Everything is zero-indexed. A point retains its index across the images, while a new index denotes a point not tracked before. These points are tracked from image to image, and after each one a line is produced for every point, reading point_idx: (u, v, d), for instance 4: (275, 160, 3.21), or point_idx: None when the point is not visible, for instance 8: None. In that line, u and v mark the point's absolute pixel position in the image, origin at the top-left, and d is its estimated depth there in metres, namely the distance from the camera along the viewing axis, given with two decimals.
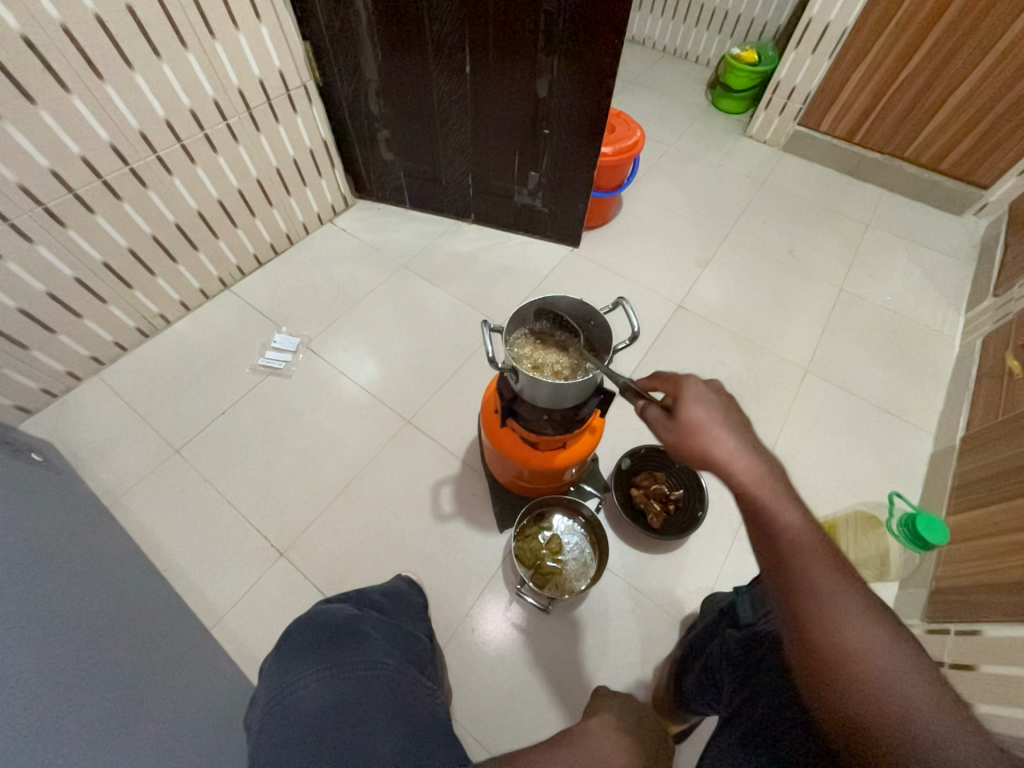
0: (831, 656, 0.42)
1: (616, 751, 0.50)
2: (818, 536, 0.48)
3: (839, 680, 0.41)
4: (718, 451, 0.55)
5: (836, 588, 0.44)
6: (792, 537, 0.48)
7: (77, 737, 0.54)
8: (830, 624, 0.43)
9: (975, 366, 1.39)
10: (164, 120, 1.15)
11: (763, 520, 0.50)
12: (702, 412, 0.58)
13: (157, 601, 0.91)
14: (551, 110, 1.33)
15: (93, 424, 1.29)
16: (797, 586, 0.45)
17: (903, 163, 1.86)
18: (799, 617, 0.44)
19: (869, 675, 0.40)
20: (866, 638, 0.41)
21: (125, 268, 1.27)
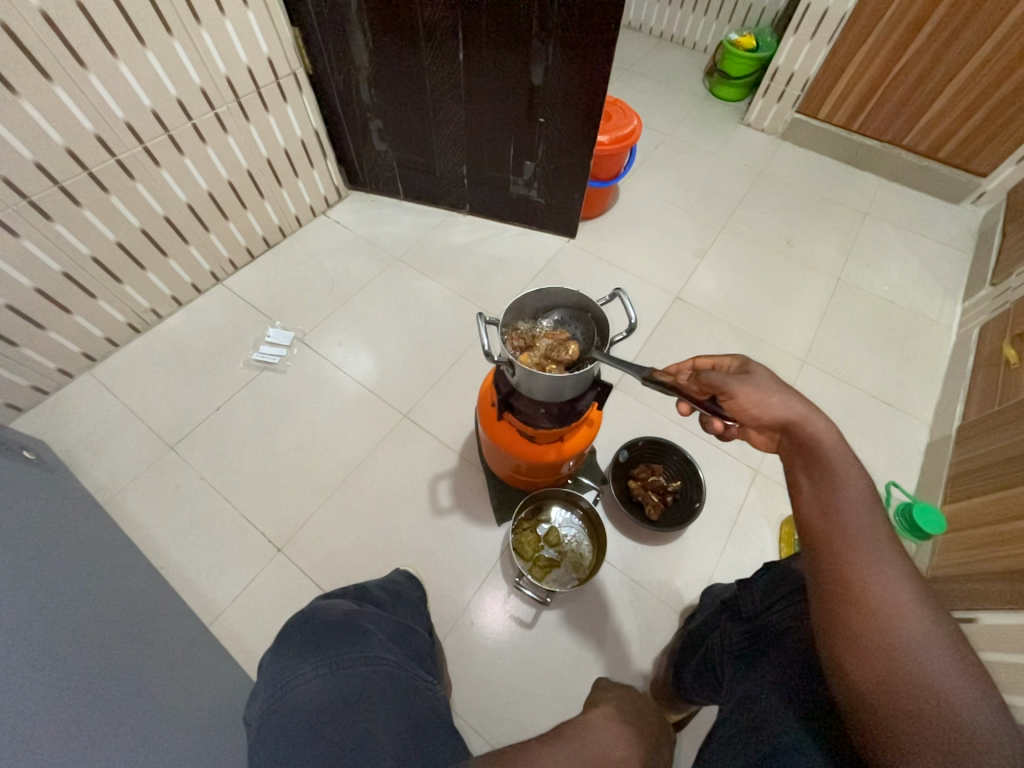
0: (867, 613, 0.43)
1: (617, 742, 0.50)
2: (874, 505, 0.48)
3: (872, 635, 0.42)
4: (782, 415, 0.55)
5: (887, 554, 0.45)
6: (851, 500, 0.48)
7: (75, 736, 0.54)
8: (874, 583, 0.44)
9: (971, 356, 1.39)
10: (150, 111, 1.13)
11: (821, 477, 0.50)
12: (771, 381, 0.58)
13: (154, 598, 0.90)
14: (545, 98, 1.31)
15: (86, 421, 1.28)
16: (849, 545, 0.46)
17: (901, 151, 1.85)
18: (843, 574, 0.45)
19: (903, 636, 0.41)
20: (905, 603, 0.43)
21: (114, 262, 1.25)
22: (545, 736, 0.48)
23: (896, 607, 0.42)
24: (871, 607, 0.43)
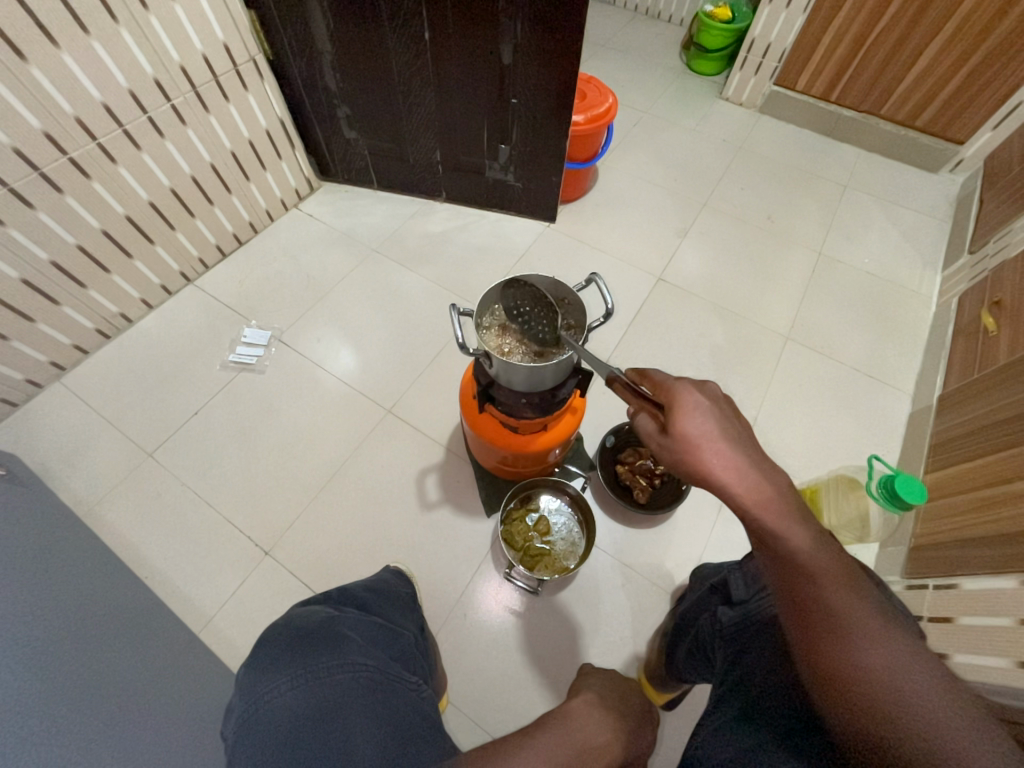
0: (841, 690, 0.41)
1: (598, 731, 0.49)
2: (829, 559, 0.45)
3: (852, 716, 0.40)
4: (715, 465, 0.50)
5: (849, 612, 0.43)
6: (800, 564, 0.45)
7: (53, 757, 0.52)
8: (842, 656, 0.42)
9: (951, 325, 1.40)
10: (101, 104, 1.07)
11: (771, 544, 0.47)
12: (699, 424, 0.53)
13: (141, 607, 0.89)
14: (516, 78, 1.27)
15: (59, 433, 1.24)
16: (815, 615, 0.44)
17: (879, 121, 1.84)
18: (809, 649, 0.44)
19: (885, 710, 0.39)
20: (880, 667, 0.40)
21: (76, 267, 1.20)
22: (526, 728, 0.47)
23: (873, 677, 0.40)
24: (843, 683, 0.41)
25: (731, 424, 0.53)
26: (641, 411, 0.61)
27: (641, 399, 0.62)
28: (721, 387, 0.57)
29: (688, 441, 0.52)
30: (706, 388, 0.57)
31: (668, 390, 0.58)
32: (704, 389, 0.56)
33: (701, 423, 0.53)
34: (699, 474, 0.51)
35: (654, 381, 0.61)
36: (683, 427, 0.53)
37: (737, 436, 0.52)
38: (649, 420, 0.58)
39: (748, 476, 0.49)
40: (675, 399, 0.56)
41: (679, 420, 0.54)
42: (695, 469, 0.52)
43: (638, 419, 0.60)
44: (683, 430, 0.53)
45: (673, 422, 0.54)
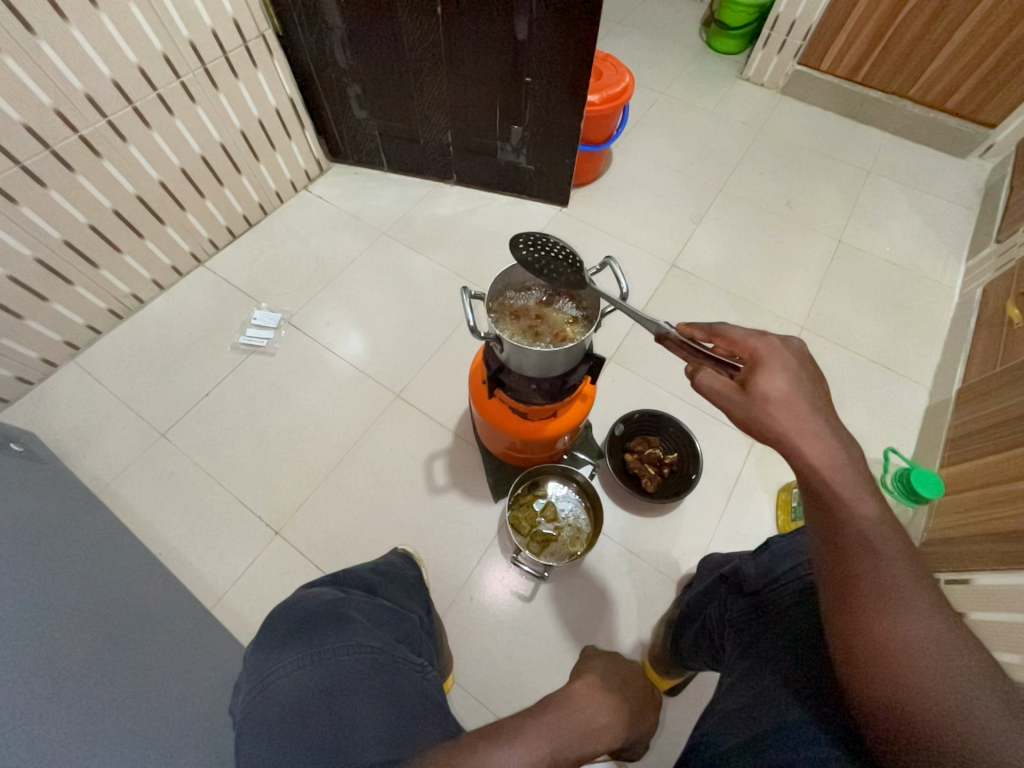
0: (873, 657, 0.41)
1: (595, 721, 0.47)
2: (893, 533, 0.44)
3: (873, 674, 0.41)
4: (789, 428, 0.51)
5: (902, 585, 0.42)
6: (860, 529, 0.45)
7: (68, 725, 0.54)
8: (886, 626, 0.41)
9: (974, 316, 1.36)
10: (111, 81, 1.06)
11: (831, 506, 0.47)
12: (780, 386, 0.54)
13: (154, 583, 0.91)
14: (530, 55, 1.23)
15: (74, 411, 1.26)
16: (860, 577, 0.43)
17: (906, 103, 1.77)
18: (852, 615, 0.43)
19: (922, 682, 0.39)
20: (924, 641, 0.40)
21: (88, 247, 1.21)
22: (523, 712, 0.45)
23: (913, 651, 0.40)
24: (879, 652, 0.41)
25: (811, 389, 0.54)
26: (700, 367, 0.62)
27: (701, 356, 0.63)
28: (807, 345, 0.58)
29: (766, 401, 0.54)
30: (790, 347, 0.58)
31: (748, 348, 0.59)
32: (792, 350, 0.57)
33: (783, 382, 0.54)
34: (771, 434, 0.53)
35: (729, 338, 0.62)
36: (764, 387, 0.54)
37: (815, 398, 0.53)
38: (715, 376, 0.59)
39: (825, 439, 0.50)
40: (758, 358, 0.57)
41: (761, 380, 0.55)
42: (769, 428, 0.53)
43: (698, 373, 0.61)
44: (764, 389, 0.54)
45: (754, 381, 0.55)
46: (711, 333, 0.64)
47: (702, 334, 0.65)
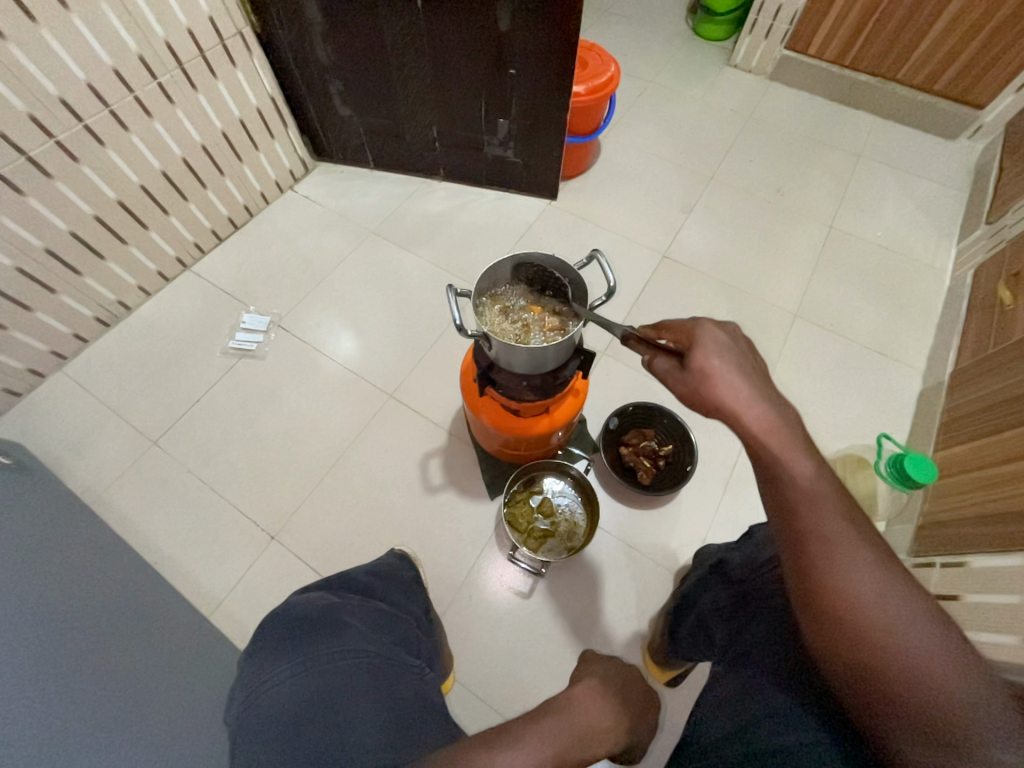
0: (824, 612, 0.41)
1: (597, 728, 0.46)
2: (829, 488, 0.45)
3: (833, 633, 0.41)
4: (728, 401, 0.52)
5: (848, 541, 0.42)
6: (803, 490, 0.45)
7: (59, 743, 0.53)
8: (832, 579, 0.41)
9: (967, 299, 1.36)
10: (86, 84, 1.04)
11: (773, 471, 0.47)
12: (717, 361, 0.55)
13: (150, 592, 0.90)
14: (514, 46, 1.21)
15: (64, 422, 1.25)
16: (808, 537, 0.44)
17: (895, 85, 1.75)
18: (804, 578, 0.43)
19: (878, 635, 0.39)
20: (870, 589, 0.40)
21: (71, 254, 1.19)
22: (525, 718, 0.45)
23: (860, 601, 0.40)
24: (830, 606, 0.41)
25: (744, 362, 0.55)
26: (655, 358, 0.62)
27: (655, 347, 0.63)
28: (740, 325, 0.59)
29: (705, 376, 0.54)
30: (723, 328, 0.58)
31: (685, 333, 0.59)
32: (725, 328, 0.58)
33: (719, 358, 0.55)
34: (714, 408, 0.53)
35: (670, 327, 0.62)
36: (702, 362, 0.55)
37: (749, 370, 0.54)
38: (666, 360, 0.60)
39: (759, 407, 0.51)
40: (693, 338, 0.58)
41: (697, 356, 0.56)
42: (713, 403, 0.53)
43: (653, 363, 0.61)
44: (701, 364, 0.55)
45: (690, 357, 0.56)
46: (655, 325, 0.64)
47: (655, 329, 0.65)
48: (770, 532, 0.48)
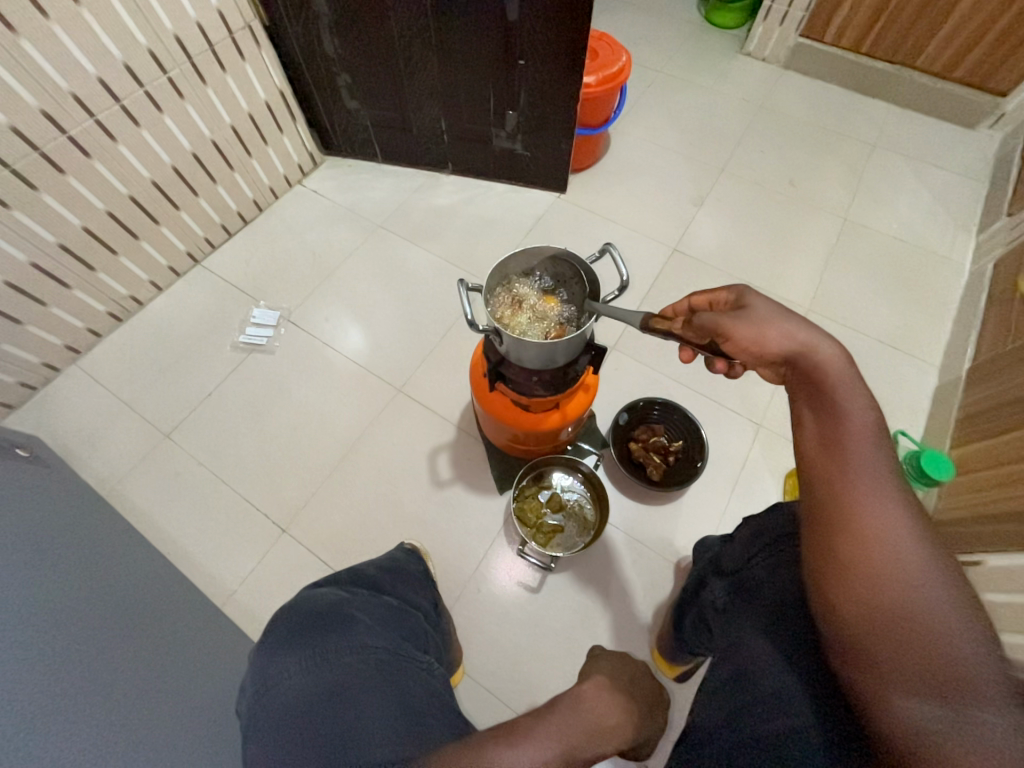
0: (851, 547, 0.42)
1: (602, 724, 0.45)
2: (878, 430, 0.46)
3: (849, 561, 0.42)
4: (781, 339, 0.53)
5: (883, 481, 0.43)
6: (848, 423, 0.46)
7: (75, 732, 0.54)
8: (869, 517, 0.42)
9: (985, 292, 1.33)
10: (96, 79, 1.04)
11: (823, 401, 0.49)
12: (773, 306, 0.56)
13: (164, 584, 0.92)
14: (524, 37, 1.19)
15: (79, 415, 1.26)
16: (846, 467, 0.45)
17: (914, 73, 1.71)
18: (834, 505, 0.44)
19: (894, 570, 0.39)
20: (903, 534, 0.41)
21: (84, 249, 1.20)
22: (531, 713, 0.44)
23: (890, 543, 0.41)
24: (861, 542, 0.41)
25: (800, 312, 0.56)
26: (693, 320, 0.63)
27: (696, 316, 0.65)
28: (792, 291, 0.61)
29: (759, 317, 0.55)
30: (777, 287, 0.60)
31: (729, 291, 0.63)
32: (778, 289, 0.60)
33: (774, 305, 0.56)
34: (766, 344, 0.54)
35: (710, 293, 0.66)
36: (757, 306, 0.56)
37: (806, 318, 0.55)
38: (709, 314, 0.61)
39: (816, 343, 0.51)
40: (743, 293, 0.60)
41: (753, 302, 0.58)
42: (766, 342, 0.54)
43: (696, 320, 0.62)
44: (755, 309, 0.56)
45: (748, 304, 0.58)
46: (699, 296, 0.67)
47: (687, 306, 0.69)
48: (805, 465, 0.49)
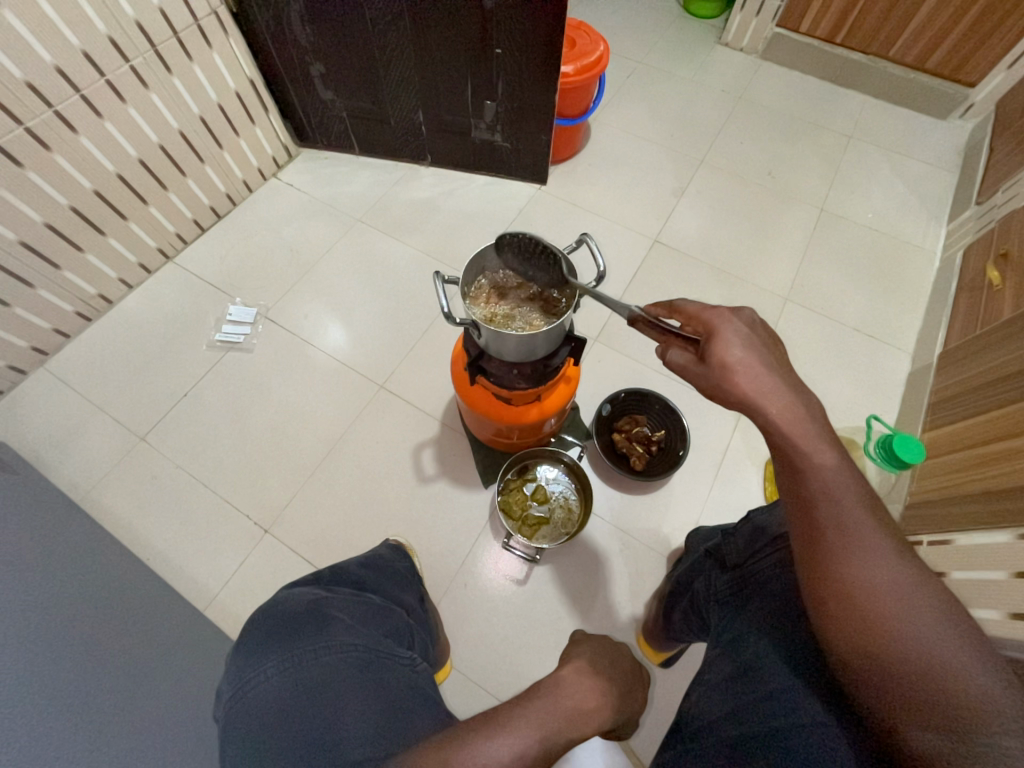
0: (842, 602, 0.42)
1: (569, 717, 0.44)
2: (853, 479, 0.46)
3: (846, 621, 0.41)
4: (742, 399, 0.52)
5: (867, 531, 0.43)
6: (822, 480, 0.46)
7: (44, 748, 0.52)
8: (849, 568, 0.42)
9: (955, 280, 1.36)
10: (54, 67, 1.00)
11: (794, 461, 0.48)
12: (738, 353, 0.54)
13: (142, 590, 0.90)
14: (500, 25, 1.17)
15: (49, 418, 1.23)
16: (826, 526, 0.45)
17: (886, 64, 1.74)
18: (820, 565, 0.44)
19: (891, 623, 0.39)
20: (887, 579, 0.41)
21: (47, 246, 1.15)
22: (505, 705, 0.44)
23: (879, 594, 0.41)
24: (842, 590, 0.42)
25: (767, 351, 0.54)
26: (669, 346, 0.62)
27: (668, 335, 0.62)
28: (758, 312, 0.58)
29: (727, 369, 0.53)
30: (742, 316, 0.57)
31: (701, 320, 0.58)
32: (743, 317, 0.57)
33: (740, 350, 0.54)
34: (733, 400, 0.53)
35: (685, 312, 0.60)
36: (722, 355, 0.54)
37: (773, 362, 0.53)
38: (682, 354, 0.59)
39: (783, 397, 0.50)
40: (711, 329, 0.56)
41: (717, 350, 0.55)
42: (732, 395, 0.53)
43: (668, 353, 0.61)
44: (723, 358, 0.54)
45: (710, 352, 0.55)
46: (668, 308, 0.63)
47: (664, 310, 0.64)
48: (789, 521, 0.49)
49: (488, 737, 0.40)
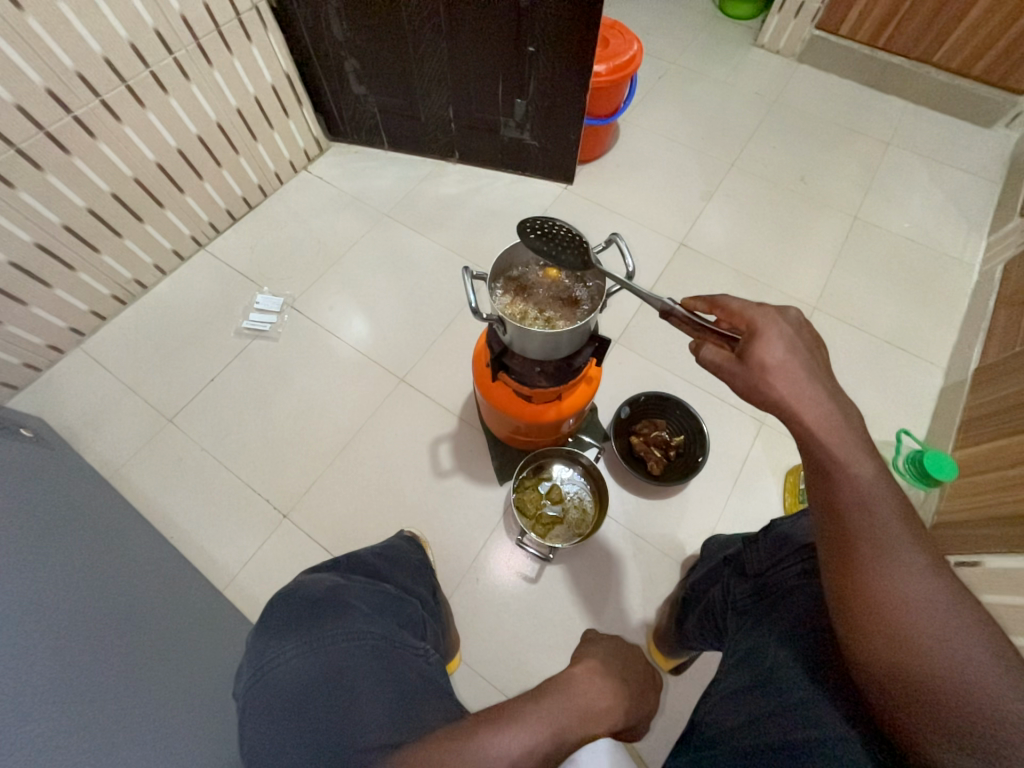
0: (870, 613, 0.41)
1: (580, 716, 0.44)
2: (888, 490, 0.45)
3: (871, 631, 0.41)
4: (778, 402, 0.51)
5: (900, 543, 0.42)
6: (855, 488, 0.45)
7: (68, 714, 0.54)
8: (878, 579, 0.42)
9: (995, 294, 1.32)
10: (102, 58, 1.03)
11: (827, 468, 0.47)
12: (779, 354, 0.53)
13: (165, 567, 0.92)
14: (534, 24, 1.17)
15: (83, 397, 1.27)
16: (856, 534, 0.44)
17: (930, 69, 1.68)
18: (848, 574, 0.43)
19: (919, 636, 0.39)
20: (918, 592, 0.40)
21: (88, 231, 1.20)
22: (517, 699, 0.44)
23: (908, 606, 0.40)
24: (869, 599, 0.41)
25: (809, 356, 0.54)
26: (703, 341, 0.60)
27: (703, 329, 0.61)
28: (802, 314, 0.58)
29: (765, 370, 0.53)
30: (787, 317, 0.56)
31: (744, 319, 0.58)
32: (790, 320, 0.56)
33: (781, 352, 0.53)
34: (769, 401, 0.52)
35: (727, 308, 0.60)
36: (762, 356, 0.53)
37: (814, 367, 0.53)
38: (716, 349, 0.58)
39: (820, 402, 0.50)
40: (755, 328, 0.56)
41: (758, 348, 0.54)
42: (768, 397, 0.52)
43: (701, 348, 0.60)
44: (762, 359, 0.53)
45: (751, 350, 0.54)
46: (709, 302, 0.62)
47: (703, 307, 0.63)
48: (817, 528, 0.48)
49: (501, 732, 0.40)
